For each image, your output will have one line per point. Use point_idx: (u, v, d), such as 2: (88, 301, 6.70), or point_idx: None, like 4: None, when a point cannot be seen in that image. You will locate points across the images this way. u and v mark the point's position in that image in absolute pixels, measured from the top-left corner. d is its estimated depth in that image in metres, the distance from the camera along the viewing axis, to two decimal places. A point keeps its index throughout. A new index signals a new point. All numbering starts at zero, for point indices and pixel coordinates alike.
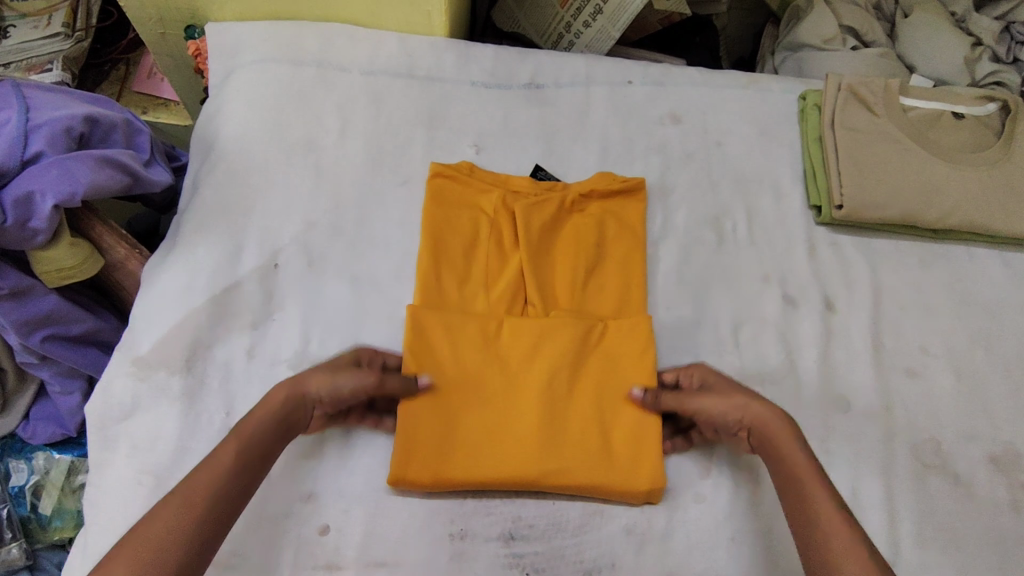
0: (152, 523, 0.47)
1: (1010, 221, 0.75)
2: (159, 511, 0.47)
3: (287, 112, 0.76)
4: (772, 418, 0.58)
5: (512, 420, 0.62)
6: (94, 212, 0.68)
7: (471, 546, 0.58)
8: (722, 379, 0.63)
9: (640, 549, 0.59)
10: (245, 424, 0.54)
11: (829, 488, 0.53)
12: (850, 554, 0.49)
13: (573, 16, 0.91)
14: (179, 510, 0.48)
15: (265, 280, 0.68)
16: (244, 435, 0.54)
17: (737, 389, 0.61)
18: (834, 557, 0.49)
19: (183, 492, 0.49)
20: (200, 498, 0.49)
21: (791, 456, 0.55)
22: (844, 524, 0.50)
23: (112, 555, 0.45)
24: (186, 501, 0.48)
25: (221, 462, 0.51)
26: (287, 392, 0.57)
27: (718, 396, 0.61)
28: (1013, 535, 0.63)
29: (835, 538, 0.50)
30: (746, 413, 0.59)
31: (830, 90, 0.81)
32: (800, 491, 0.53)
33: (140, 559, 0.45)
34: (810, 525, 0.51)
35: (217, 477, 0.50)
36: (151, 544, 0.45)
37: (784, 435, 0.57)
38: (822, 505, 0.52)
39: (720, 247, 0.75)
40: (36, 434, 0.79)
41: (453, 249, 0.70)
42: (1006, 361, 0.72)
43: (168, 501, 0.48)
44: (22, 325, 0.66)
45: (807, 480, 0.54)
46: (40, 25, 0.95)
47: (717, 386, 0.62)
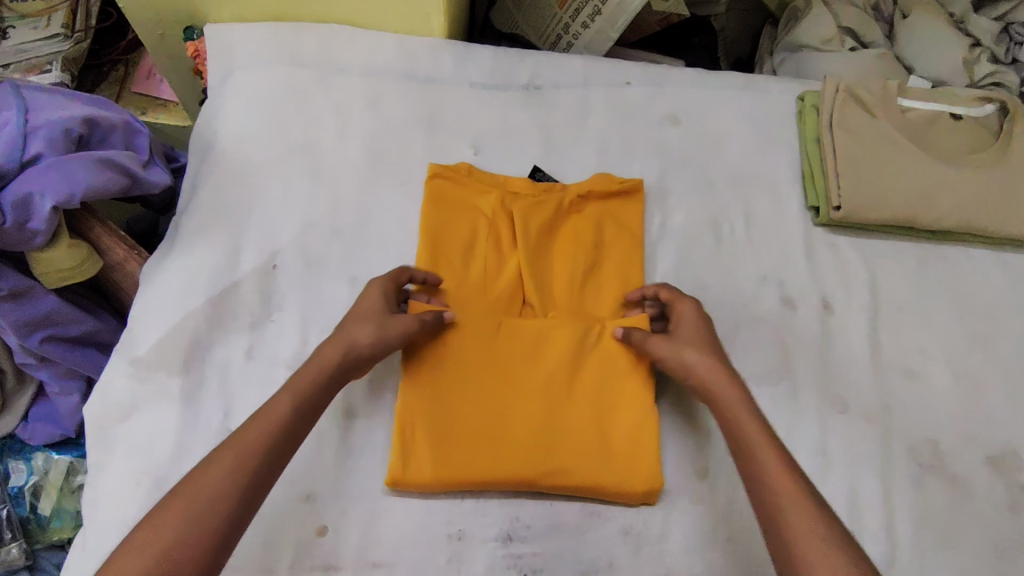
0: (202, 477, 0.49)
1: (1008, 222, 0.75)
2: (210, 465, 0.50)
3: (286, 113, 0.76)
4: (721, 380, 0.58)
5: (510, 419, 0.62)
6: (94, 213, 0.69)
7: (470, 546, 0.58)
8: (694, 325, 0.63)
9: (638, 550, 0.59)
10: (300, 377, 0.56)
11: (790, 468, 0.52)
12: (814, 542, 0.47)
13: (573, 16, 0.90)
14: (231, 464, 0.50)
15: (265, 281, 0.68)
16: (299, 387, 0.56)
17: (701, 344, 0.61)
18: (796, 542, 0.47)
19: (234, 446, 0.51)
20: (250, 456, 0.50)
21: (738, 420, 0.55)
22: (807, 510, 0.49)
23: (165, 503, 0.48)
24: (236, 460, 0.50)
25: (275, 418, 0.53)
26: (337, 348, 0.58)
27: (673, 344, 0.61)
28: (1011, 536, 0.63)
29: (794, 522, 0.48)
30: (695, 366, 0.60)
31: (829, 90, 0.81)
32: (752, 467, 0.53)
33: (187, 515, 0.47)
34: (769, 507, 0.50)
35: (271, 433, 0.52)
36: (199, 500, 0.48)
37: (731, 402, 0.57)
38: (783, 486, 0.50)
39: (719, 248, 0.75)
40: (35, 435, 0.79)
41: (453, 250, 0.70)
42: (1004, 362, 0.72)
43: (220, 455, 0.50)
44: (21, 326, 0.66)
45: (766, 461, 0.52)
46: (39, 25, 0.95)
47: (682, 335, 0.62)
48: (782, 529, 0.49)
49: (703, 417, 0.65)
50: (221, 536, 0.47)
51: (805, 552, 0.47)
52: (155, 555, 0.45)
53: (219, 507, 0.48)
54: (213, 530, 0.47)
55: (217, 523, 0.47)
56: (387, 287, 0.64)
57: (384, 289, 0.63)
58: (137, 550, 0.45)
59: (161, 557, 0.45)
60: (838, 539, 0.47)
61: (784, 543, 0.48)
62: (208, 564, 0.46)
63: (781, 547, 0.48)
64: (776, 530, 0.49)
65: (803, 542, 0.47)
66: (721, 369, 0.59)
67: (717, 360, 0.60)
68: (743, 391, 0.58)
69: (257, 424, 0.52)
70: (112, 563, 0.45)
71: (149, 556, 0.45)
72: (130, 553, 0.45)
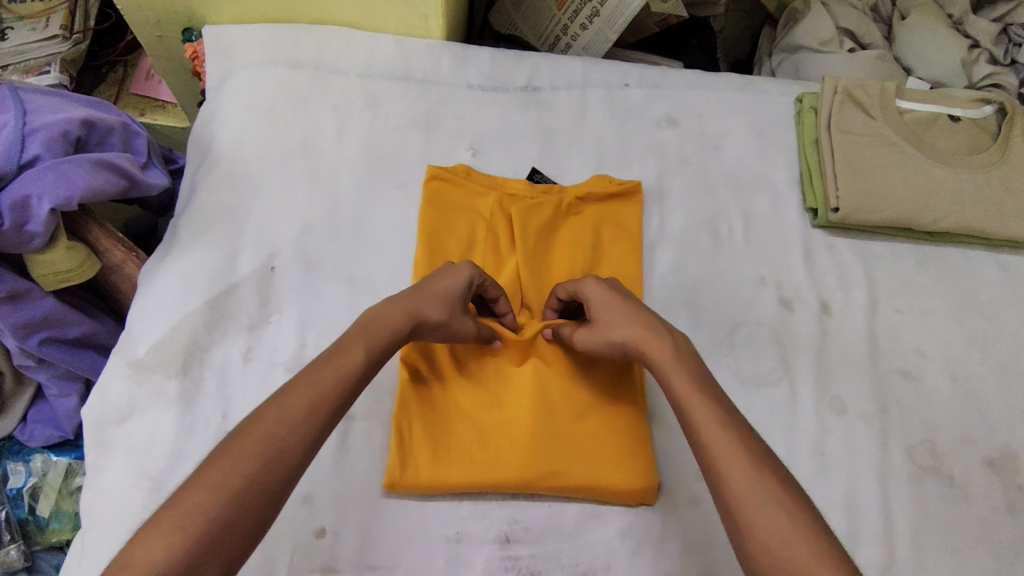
0: (272, 419, 0.47)
1: (1005, 223, 0.75)
2: (281, 407, 0.48)
3: (285, 115, 0.76)
4: (650, 345, 0.56)
5: (504, 421, 0.62)
6: (92, 216, 0.69)
7: (467, 549, 0.58)
8: (603, 303, 0.60)
9: (635, 552, 0.59)
10: (371, 333, 0.55)
11: (730, 424, 0.50)
12: (755, 500, 0.45)
13: (571, 18, 0.91)
14: (307, 407, 0.49)
15: (262, 282, 0.68)
16: (371, 342, 0.55)
17: (618, 317, 0.59)
18: (741, 504, 0.46)
19: (308, 388, 0.50)
20: (323, 403, 0.50)
21: (692, 404, 0.51)
22: (749, 466, 0.47)
23: (233, 441, 0.46)
24: (310, 406, 0.49)
25: (348, 367, 0.52)
26: (406, 318, 0.57)
27: (595, 334, 0.60)
28: (1007, 537, 0.63)
29: (736, 483, 0.47)
30: (623, 342, 0.58)
31: (827, 92, 0.81)
32: (691, 428, 0.51)
33: (261, 455, 0.46)
34: (709, 466, 0.48)
35: (343, 384, 0.51)
36: (271, 441, 0.47)
37: (664, 365, 0.55)
38: (721, 443, 0.48)
39: (717, 250, 0.75)
40: (33, 436, 0.79)
41: (451, 253, 0.71)
42: (1002, 364, 0.72)
43: (293, 398, 0.49)
44: (20, 328, 0.66)
45: (705, 421, 0.50)
46: (38, 27, 0.95)
47: (597, 319, 0.60)
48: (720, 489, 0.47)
49: None
50: (290, 478, 0.47)
51: (744, 510, 0.45)
52: (231, 490, 0.44)
53: (291, 450, 0.47)
54: (285, 470, 0.46)
55: (288, 466, 0.47)
56: (477, 278, 0.62)
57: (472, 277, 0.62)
58: (209, 486, 0.44)
59: (240, 493, 0.44)
60: (782, 503, 0.45)
61: (729, 505, 0.46)
62: (276, 504, 0.46)
63: (723, 508, 0.47)
64: (718, 492, 0.47)
65: (745, 501, 0.46)
66: (646, 333, 0.57)
67: (637, 325, 0.58)
68: (677, 349, 0.56)
69: (330, 368, 0.51)
70: (180, 493, 0.44)
71: (222, 491, 0.44)
72: (206, 484, 0.44)
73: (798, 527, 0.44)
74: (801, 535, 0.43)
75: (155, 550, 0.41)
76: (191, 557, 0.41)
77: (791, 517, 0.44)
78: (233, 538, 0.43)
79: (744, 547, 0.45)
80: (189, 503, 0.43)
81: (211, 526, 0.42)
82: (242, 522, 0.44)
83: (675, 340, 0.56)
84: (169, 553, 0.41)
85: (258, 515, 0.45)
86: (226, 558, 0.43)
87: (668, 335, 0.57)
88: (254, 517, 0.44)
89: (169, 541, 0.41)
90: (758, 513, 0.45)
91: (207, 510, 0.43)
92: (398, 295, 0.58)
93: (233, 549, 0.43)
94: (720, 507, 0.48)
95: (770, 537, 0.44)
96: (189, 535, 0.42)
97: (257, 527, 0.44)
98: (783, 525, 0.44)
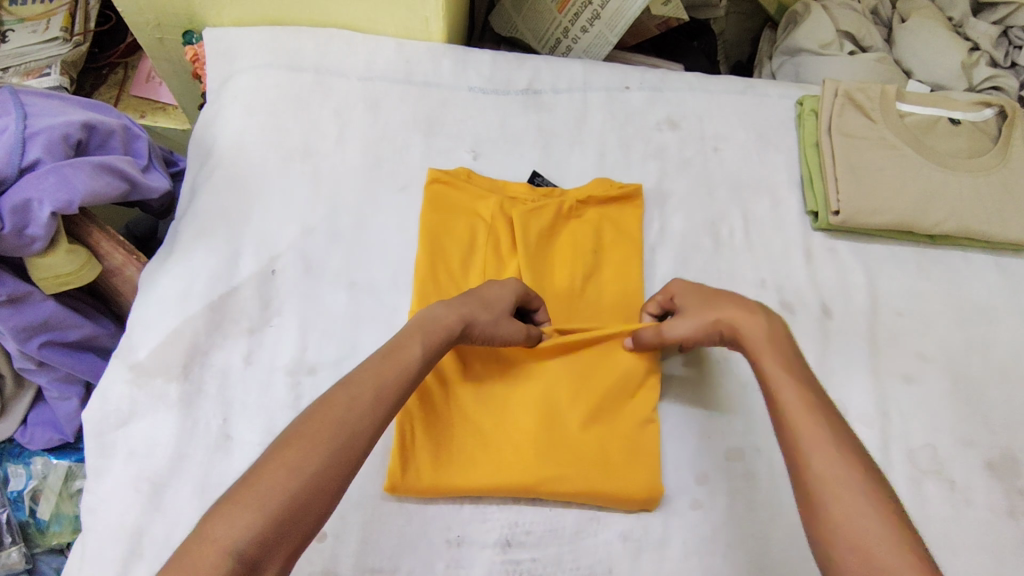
0: (341, 406, 0.49)
1: (1006, 227, 0.75)
2: (348, 395, 0.50)
3: (286, 117, 0.76)
4: (746, 324, 0.59)
5: (508, 425, 0.62)
6: (92, 219, 0.69)
7: (468, 552, 0.59)
8: (690, 292, 0.64)
9: (636, 556, 0.60)
10: (428, 330, 0.56)
11: (816, 410, 0.51)
12: (835, 481, 0.46)
13: (571, 21, 0.91)
14: (374, 396, 0.50)
15: (263, 285, 0.68)
16: (429, 340, 0.56)
17: (709, 301, 0.62)
18: (818, 482, 0.47)
19: (374, 380, 0.51)
20: (387, 394, 0.51)
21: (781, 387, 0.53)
22: (831, 450, 0.48)
23: (304, 425, 0.47)
24: (376, 396, 0.50)
25: (408, 363, 0.53)
26: (459, 318, 0.58)
27: (689, 318, 0.62)
28: (1007, 541, 0.63)
29: (816, 460, 0.48)
30: (717, 321, 0.60)
31: (827, 96, 0.81)
32: (776, 408, 0.52)
33: (332, 439, 0.47)
34: (792, 444, 0.50)
35: (404, 377, 0.53)
36: (341, 427, 0.48)
37: (757, 348, 0.57)
38: (805, 424, 0.50)
39: (718, 253, 0.75)
40: (34, 439, 0.79)
41: (451, 256, 0.70)
42: (1002, 367, 0.72)
43: (359, 387, 0.50)
44: (19, 332, 0.66)
45: (792, 406, 0.51)
46: (38, 29, 0.95)
47: (685, 308, 0.63)
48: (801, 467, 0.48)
49: (696, 424, 0.65)
50: (356, 464, 0.48)
51: (823, 488, 0.46)
52: (306, 472, 0.45)
53: (359, 436, 0.48)
54: (353, 456, 0.48)
55: (356, 453, 0.48)
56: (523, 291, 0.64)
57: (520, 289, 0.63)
58: (286, 465, 0.45)
59: (312, 476, 0.45)
60: (848, 496, 0.45)
61: (806, 479, 0.48)
62: (341, 490, 0.47)
63: (802, 487, 0.48)
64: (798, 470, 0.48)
65: (822, 483, 0.46)
66: (740, 311, 0.60)
67: (732, 305, 0.60)
68: (771, 331, 0.58)
69: (392, 361, 0.53)
70: (256, 473, 0.45)
71: (298, 472, 0.45)
72: (279, 465, 0.45)
73: (875, 517, 0.44)
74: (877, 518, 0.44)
75: (235, 525, 0.42)
76: (267, 536, 0.42)
77: (868, 506, 0.44)
78: (302, 519, 0.44)
79: (816, 530, 0.46)
80: (265, 482, 0.44)
81: (287, 505, 0.44)
82: (312, 505, 0.45)
83: (769, 320, 0.59)
84: (249, 529, 0.42)
85: (328, 497, 0.46)
86: (295, 540, 0.44)
87: (761, 314, 0.59)
88: (323, 500, 0.45)
89: (248, 517, 0.42)
90: (835, 492, 0.46)
91: (283, 490, 0.44)
92: (453, 299, 0.59)
93: (300, 531, 0.44)
94: (796, 488, 0.49)
95: (845, 514, 0.45)
96: (267, 513, 0.43)
97: (323, 511, 0.45)
98: (860, 512, 0.44)
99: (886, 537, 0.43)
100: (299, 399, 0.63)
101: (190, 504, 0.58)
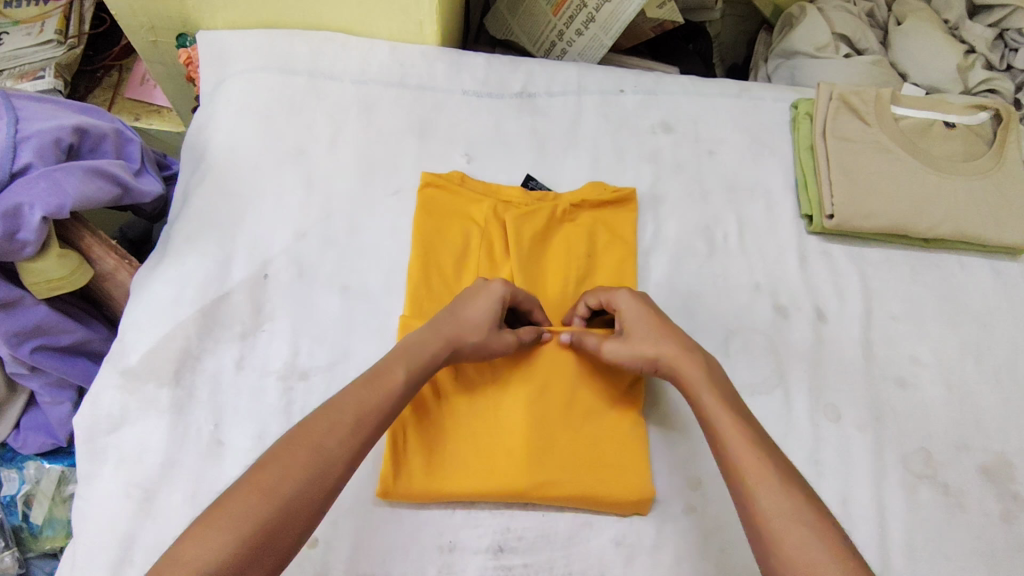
0: (319, 432, 0.49)
1: (1001, 231, 0.75)
2: (329, 420, 0.50)
3: (279, 121, 0.76)
4: (682, 364, 0.58)
5: (500, 431, 0.62)
6: (85, 222, 0.68)
7: (460, 558, 0.58)
8: (637, 315, 0.61)
9: (628, 561, 0.59)
10: (412, 355, 0.56)
11: (758, 443, 0.51)
12: (780, 517, 0.47)
13: (566, 24, 0.91)
14: (353, 422, 0.50)
15: (254, 290, 0.67)
16: (413, 364, 0.56)
17: (650, 333, 0.60)
18: (762, 516, 0.47)
19: (355, 407, 0.51)
20: (366, 420, 0.51)
21: (724, 424, 0.53)
22: (775, 483, 0.48)
23: (280, 449, 0.48)
24: (355, 422, 0.50)
25: (391, 389, 0.53)
26: (444, 345, 0.58)
27: (627, 347, 0.60)
28: (1002, 546, 0.63)
29: (763, 497, 0.48)
30: (656, 358, 0.59)
31: (821, 99, 0.81)
32: (721, 448, 0.52)
33: (308, 464, 0.47)
34: (738, 481, 0.50)
35: (387, 402, 0.53)
36: (318, 453, 0.48)
37: (695, 384, 0.56)
38: (750, 462, 0.50)
39: (711, 257, 0.75)
40: (27, 443, 0.78)
41: (444, 260, 0.70)
42: (996, 370, 0.72)
43: (340, 412, 0.50)
44: (11, 336, 0.66)
45: (734, 439, 0.52)
46: (33, 32, 0.95)
47: (628, 331, 0.61)
48: (750, 502, 0.48)
49: (691, 428, 0.65)
50: (333, 489, 0.48)
51: (772, 525, 0.47)
52: (280, 497, 0.45)
53: (335, 461, 0.48)
54: (329, 484, 0.48)
55: (333, 479, 0.48)
56: (507, 297, 0.62)
57: (504, 298, 0.62)
58: (260, 489, 0.45)
59: (286, 502, 0.45)
60: (820, 527, 0.46)
61: (754, 516, 0.48)
62: (316, 516, 0.47)
63: (750, 521, 0.48)
64: (745, 506, 0.49)
65: (770, 518, 0.47)
66: (679, 351, 0.59)
67: (674, 343, 0.59)
68: (709, 370, 0.58)
69: (374, 387, 0.53)
70: (230, 496, 0.45)
71: (272, 497, 0.45)
72: (253, 490, 0.45)
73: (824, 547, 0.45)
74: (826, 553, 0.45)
75: (207, 549, 0.42)
76: (238, 559, 0.42)
77: (820, 539, 0.45)
78: (275, 544, 0.44)
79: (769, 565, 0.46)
80: (238, 506, 0.44)
81: (260, 530, 0.44)
82: (286, 531, 0.45)
83: (707, 360, 0.59)
84: (220, 553, 0.42)
85: (302, 523, 0.46)
86: (268, 564, 0.44)
87: (699, 354, 0.59)
88: (297, 527, 0.45)
89: (220, 542, 0.42)
90: (781, 528, 0.46)
91: (256, 515, 0.44)
92: (435, 323, 0.59)
93: (272, 557, 0.44)
94: (747, 525, 0.49)
95: (795, 551, 0.45)
96: (240, 537, 0.43)
97: (297, 536, 0.45)
98: (809, 545, 0.45)
99: (839, 572, 0.44)
100: (291, 404, 0.63)
101: (180, 510, 0.58)
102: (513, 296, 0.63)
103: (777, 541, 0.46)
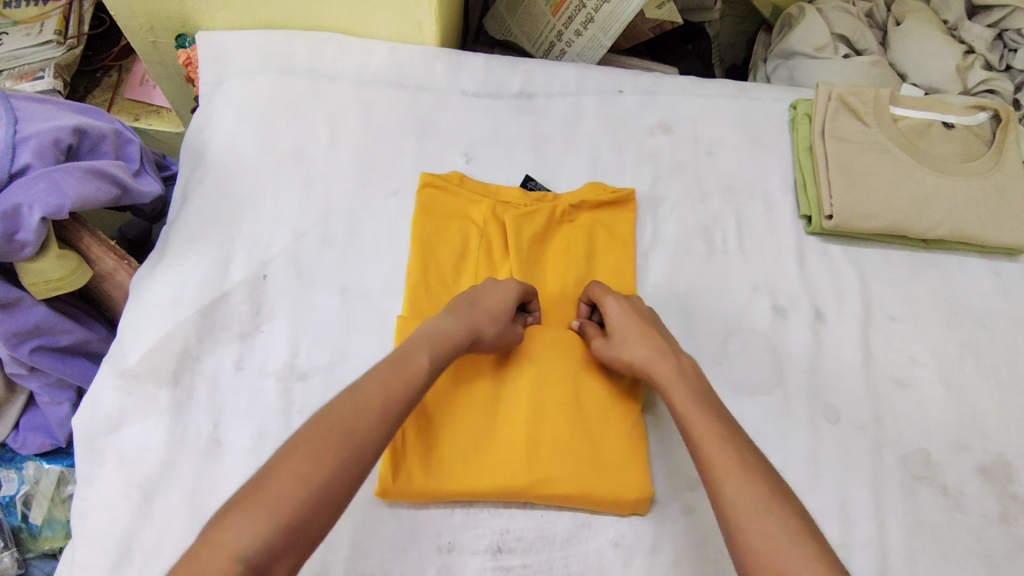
0: (347, 416, 0.49)
1: (999, 232, 0.75)
2: (356, 404, 0.50)
3: (278, 122, 0.76)
4: (658, 368, 0.59)
5: (498, 430, 0.62)
6: (84, 223, 0.68)
7: (459, 559, 0.58)
8: (620, 318, 0.63)
9: (627, 562, 0.59)
10: (434, 342, 0.56)
11: (726, 436, 0.52)
12: (748, 509, 0.47)
13: (565, 24, 0.91)
14: (381, 406, 0.50)
15: (253, 290, 0.67)
16: (436, 351, 0.56)
17: (632, 336, 0.61)
18: (729, 508, 0.48)
19: (381, 391, 0.51)
20: (394, 404, 0.51)
21: (695, 425, 0.54)
22: (745, 479, 0.49)
23: (311, 434, 0.47)
24: (382, 405, 0.50)
25: (416, 373, 0.53)
26: (466, 331, 0.58)
27: (610, 348, 0.62)
28: (1000, 546, 0.63)
29: (731, 491, 0.48)
30: (632, 363, 0.60)
31: (820, 99, 0.81)
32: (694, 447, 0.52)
33: (340, 448, 0.47)
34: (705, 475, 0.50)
35: (413, 386, 0.53)
36: (348, 438, 0.48)
37: (670, 385, 0.57)
38: (721, 458, 0.50)
39: (710, 257, 0.75)
40: (26, 444, 0.78)
41: (443, 260, 0.70)
42: (995, 370, 0.72)
43: (368, 397, 0.50)
44: (10, 337, 0.66)
45: (707, 435, 0.52)
46: (32, 33, 0.95)
47: (614, 333, 0.62)
48: (718, 496, 0.49)
49: None
50: (363, 474, 0.48)
51: (738, 517, 0.47)
52: (315, 483, 0.45)
53: (366, 447, 0.48)
54: (360, 467, 0.48)
55: (363, 462, 0.48)
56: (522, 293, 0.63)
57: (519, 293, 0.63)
58: (294, 474, 0.45)
59: (320, 486, 0.45)
60: (785, 515, 0.46)
61: (723, 509, 0.48)
62: (347, 499, 0.47)
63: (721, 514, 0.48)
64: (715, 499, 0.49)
65: (735, 511, 0.48)
66: (653, 356, 0.59)
67: (646, 349, 0.60)
68: (681, 371, 0.58)
69: (398, 371, 0.53)
70: (264, 480, 0.45)
71: (306, 482, 0.45)
72: (286, 474, 0.45)
73: (789, 537, 0.45)
74: (790, 541, 0.45)
75: (243, 534, 0.42)
76: (273, 544, 0.42)
77: (782, 526, 0.46)
78: (309, 529, 0.44)
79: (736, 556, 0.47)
80: (273, 490, 0.44)
81: (295, 515, 0.44)
82: (319, 515, 0.45)
83: (680, 363, 0.59)
84: (256, 538, 0.42)
85: (333, 506, 0.46)
86: (301, 549, 0.44)
87: (673, 357, 0.59)
88: (329, 511, 0.45)
89: (256, 527, 0.42)
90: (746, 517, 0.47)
91: (292, 500, 0.44)
92: (456, 309, 0.59)
93: (305, 542, 0.44)
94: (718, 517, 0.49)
95: (762, 541, 0.45)
96: (275, 522, 0.43)
97: (328, 520, 0.45)
98: (770, 533, 0.46)
99: (798, 555, 0.44)
100: (290, 404, 0.63)
101: (179, 511, 0.58)
102: (525, 293, 0.64)
103: (739, 530, 0.47)
